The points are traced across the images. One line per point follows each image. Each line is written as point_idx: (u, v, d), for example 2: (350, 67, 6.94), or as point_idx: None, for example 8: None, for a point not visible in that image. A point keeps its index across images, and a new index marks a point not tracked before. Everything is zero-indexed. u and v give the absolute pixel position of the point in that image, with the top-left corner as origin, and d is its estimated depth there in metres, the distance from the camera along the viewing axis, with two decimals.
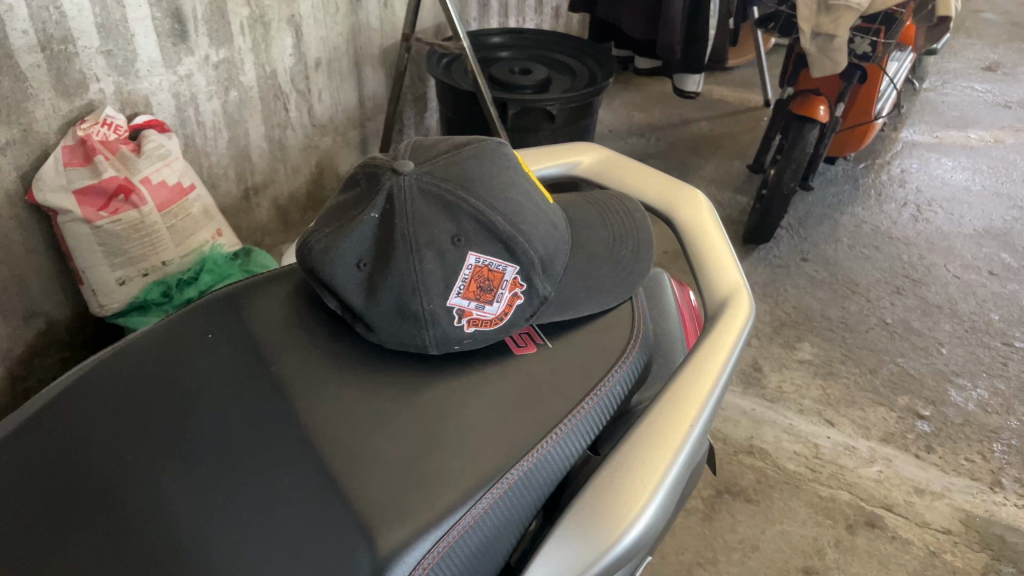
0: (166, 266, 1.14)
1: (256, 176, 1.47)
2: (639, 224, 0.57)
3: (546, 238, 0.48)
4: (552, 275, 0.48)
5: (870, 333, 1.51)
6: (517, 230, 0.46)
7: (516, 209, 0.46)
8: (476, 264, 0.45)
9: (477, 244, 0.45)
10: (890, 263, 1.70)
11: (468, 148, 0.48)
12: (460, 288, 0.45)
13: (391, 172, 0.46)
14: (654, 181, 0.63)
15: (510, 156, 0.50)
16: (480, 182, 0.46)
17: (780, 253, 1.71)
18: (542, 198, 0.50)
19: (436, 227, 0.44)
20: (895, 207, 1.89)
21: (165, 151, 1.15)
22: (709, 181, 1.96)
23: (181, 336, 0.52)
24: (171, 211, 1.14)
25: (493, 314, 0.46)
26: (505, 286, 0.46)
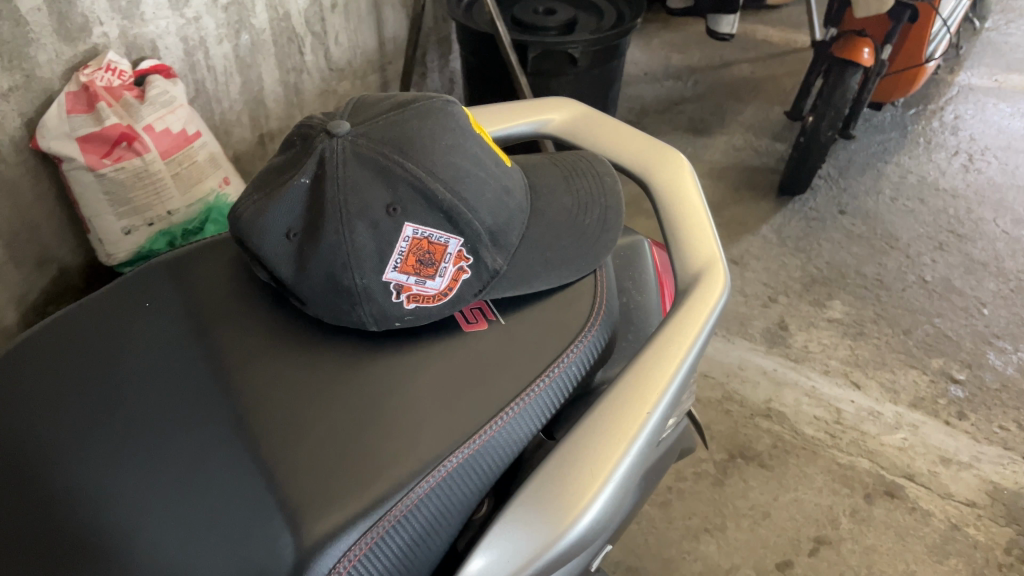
0: (171, 216, 1.12)
1: (272, 122, 1.44)
2: (614, 188, 0.52)
3: (496, 206, 0.44)
4: (504, 247, 0.45)
5: (907, 292, 1.44)
6: (459, 199, 0.42)
7: (461, 176, 0.43)
8: (413, 236, 0.42)
9: (415, 214, 0.41)
10: (935, 217, 1.61)
11: (412, 106, 0.45)
12: (396, 262, 0.41)
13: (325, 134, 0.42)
14: (632, 139, 0.58)
15: (459, 117, 0.46)
16: (420, 145, 0.42)
17: (816, 205, 1.63)
18: (494, 162, 0.46)
19: (369, 195, 0.40)
20: (944, 156, 1.79)
21: (169, 98, 1.12)
22: (746, 127, 1.88)
23: (119, 303, 0.50)
24: (175, 158, 1.12)
25: (435, 290, 0.43)
26: (450, 258, 0.43)
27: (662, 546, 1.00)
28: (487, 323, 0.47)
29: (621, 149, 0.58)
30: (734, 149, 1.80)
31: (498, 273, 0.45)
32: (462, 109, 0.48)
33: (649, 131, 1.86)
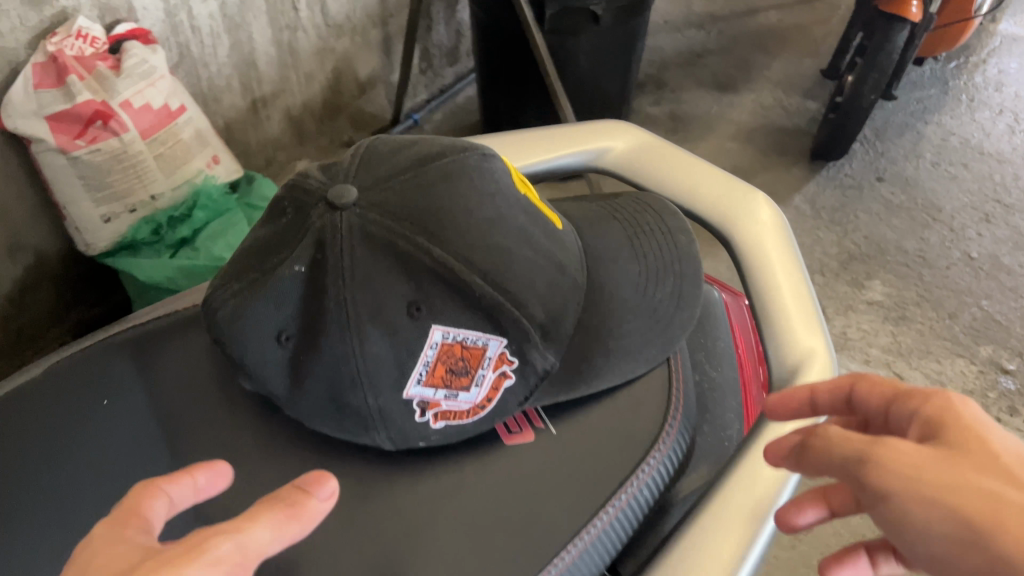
0: (155, 201, 1.01)
1: (264, 86, 1.32)
2: (663, 266, 0.52)
3: (547, 298, 0.43)
4: (554, 346, 0.44)
5: (952, 270, 1.34)
6: (497, 295, 0.41)
7: (504, 263, 0.42)
8: (443, 342, 0.40)
9: (443, 317, 0.40)
10: (979, 184, 1.50)
11: (458, 179, 0.43)
12: (422, 375, 0.40)
13: (352, 207, 0.40)
14: (714, 182, 0.61)
15: (504, 189, 0.45)
16: (453, 231, 0.41)
17: (852, 171, 1.52)
18: (545, 239, 0.45)
19: (389, 290, 0.39)
20: (989, 115, 1.67)
21: (148, 69, 0.99)
22: (775, 83, 1.75)
23: (75, 401, 0.51)
24: (157, 137, 1.00)
25: (468, 401, 0.42)
26: (488, 367, 0.42)
27: None
28: (531, 437, 0.50)
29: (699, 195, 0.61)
30: (763, 108, 1.68)
31: (548, 372, 0.44)
32: (508, 177, 0.47)
33: (670, 87, 1.73)
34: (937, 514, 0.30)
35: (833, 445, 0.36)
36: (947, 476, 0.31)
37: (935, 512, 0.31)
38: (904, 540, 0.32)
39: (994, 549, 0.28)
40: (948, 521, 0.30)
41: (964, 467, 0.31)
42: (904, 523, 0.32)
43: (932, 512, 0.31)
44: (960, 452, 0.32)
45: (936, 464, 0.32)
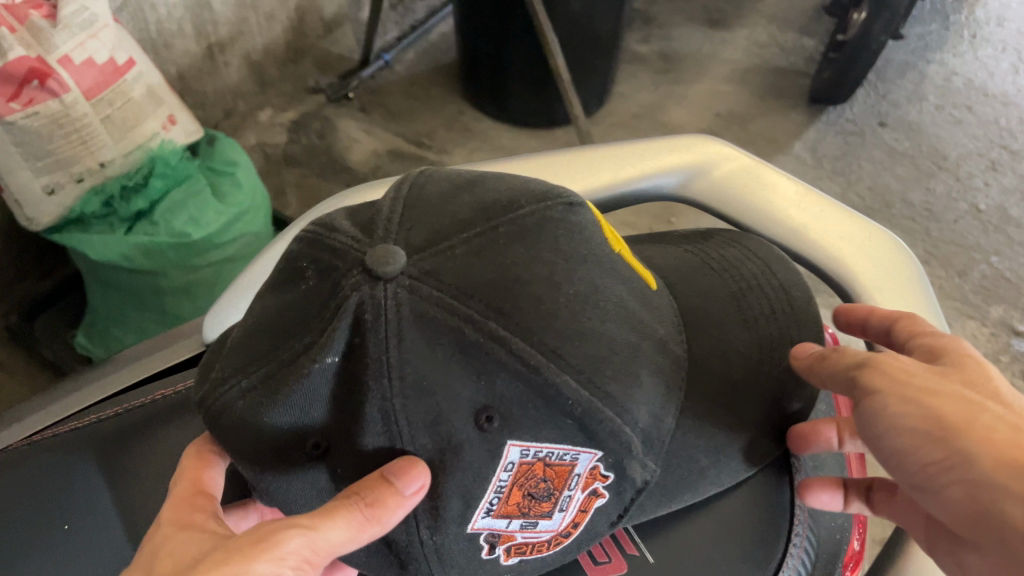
0: (104, 168, 0.89)
1: (220, 29, 1.19)
2: (780, 332, 0.48)
3: (647, 396, 0.39)
4: (655, 454, 0.40)
5: (960, 223, 1.28)
6: (591, 396, 0.36)
7: (599, 352, 0.37)
8: (520, 460, 0.37)
9: (518, 432, 0.36)
10: (984, 129, 1.43)
11: (540, 242, 0.38)
12: (493, 506, 0.38)
13: (398, 275, 0.35)
14: (832, 216, 0.61)
15: (596, 250, 0.40)
16: (536, 315, 0.36)
17: (853, 116, 1.44)
18: (641, 310, 0.41)
19: (455, 392, 0.35)
20: (991, 52, 1.59)
21: (89, 18, 0.85)
22: (769, 18, 1.64)
23: (34, 522, 0.52)
24: (104, 97, 0.87)
25: (544, 530, 0.40)
26: (571, 490, 0.39)
27: None
28: (624, 568, 0.49)
29: (806, 224, 0.60)
30: (756, 46, 1.58)
31: (644, 486, 0.41)
32: (602, 234, 0.43)
33: (658, 23, 1.63)
34: (913, 412, 0.37)
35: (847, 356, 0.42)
36: (936, 385, 0.38)
37: (914, 413, 0.37)
38: (869, 429, 0.39)
39: (962, 446, 0.35)
40: (916, 416, 0.37)
41: (951, 380, 0.38)
42: (881, 418, 0.38)
43: (911, 412, 0.37)
44: (955, 369, 0.39)
45: (929, 376, 0.38)
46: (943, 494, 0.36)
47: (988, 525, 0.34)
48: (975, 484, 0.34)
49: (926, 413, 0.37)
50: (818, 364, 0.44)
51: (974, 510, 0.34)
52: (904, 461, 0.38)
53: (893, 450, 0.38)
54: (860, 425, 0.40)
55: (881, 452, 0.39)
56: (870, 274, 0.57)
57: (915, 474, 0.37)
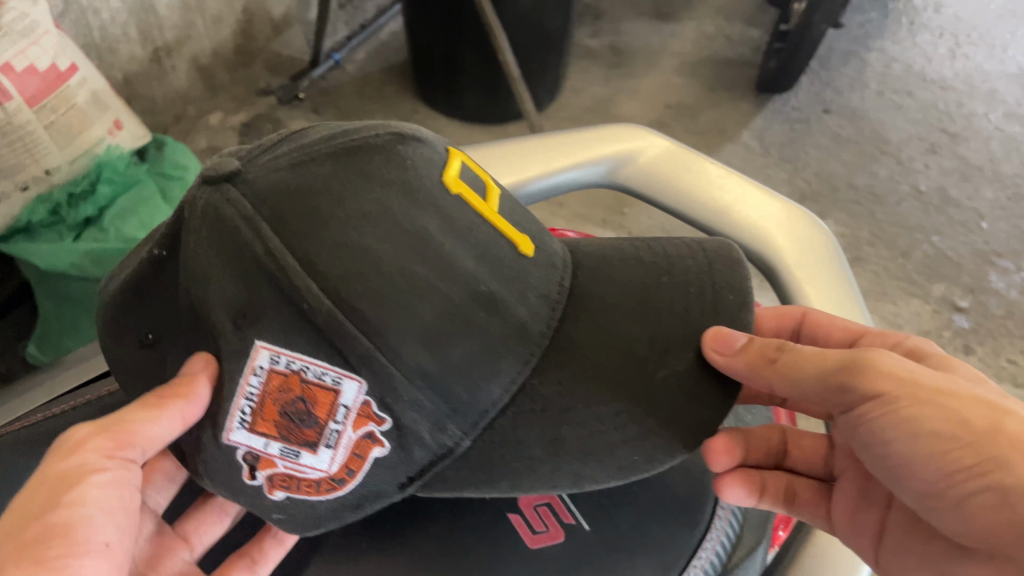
0: (50, 176, 0.89)
1: (166, 33, 1.18)
2: (687, 333, 0.47)
3: (428, 335, 0.39)
4: (455, 419, 0.41)
5: (903, 205, 1.32)
6: (338, 310, 0.38)
7: (363, 270, 0.38)
8: (269, 368, 0.39)
9: (265, 335, 0.38)
10: (924, 113, 1.47)
11: (351, 165, 0.41)
12: (246, 416, 0.40)
13: (222, 181, 0.40)
14: (749, 195, 0.64)
15: (416, 183, 0.42)
16: (304, 224, 0.39)
17: (799, 104, 1.47)
18: (450, 241, 0.41)
19: (221, 284, 0.38)
20: (929, 38, 1.64)
21: (30, 25, 0.84)
22: (715, 10, 1.67)
23: None
24: (48, 104, 0.86)
25: (307, 467, 0.41)
26: (341, 424, 0.40)
27: None
28: (561, 536, 0.52)
29: (728, 205, 0.64)
30: (705, 38, 1.60)
31: (447, 452, 0.42)
32: (441, 171, 0.44)
33: (609, 17, 1.64)
34: (934, 412, 0.44)
35: (806, 360, 0.49)
36: (951, 389, 0.45)
37: (941, 419, 0.44)
38: (881, 435, 0.46)
39: (993, 452, 0.42)
40: (941, 419, 0.44)
41: (960, 385, 0.46)
42: (904, 422, 0.45)
43: (934, 416, 0.44)
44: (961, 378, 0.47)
45: (933, 379, 0.46)
46: (965, 499, 0.43)
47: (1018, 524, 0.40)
48: (1007, 485, 0.41)
49: (955, 419, 0.44)
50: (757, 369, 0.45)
51: (1002, 514, 0.41)
52: (925, 466, 0.45)
53: (911, 452, 0.45)
54: (865, 425, 0.47)
55: (893, 453, 0.46)
56: (790, 255, 0.61)
57: (937, 478, 0.44)
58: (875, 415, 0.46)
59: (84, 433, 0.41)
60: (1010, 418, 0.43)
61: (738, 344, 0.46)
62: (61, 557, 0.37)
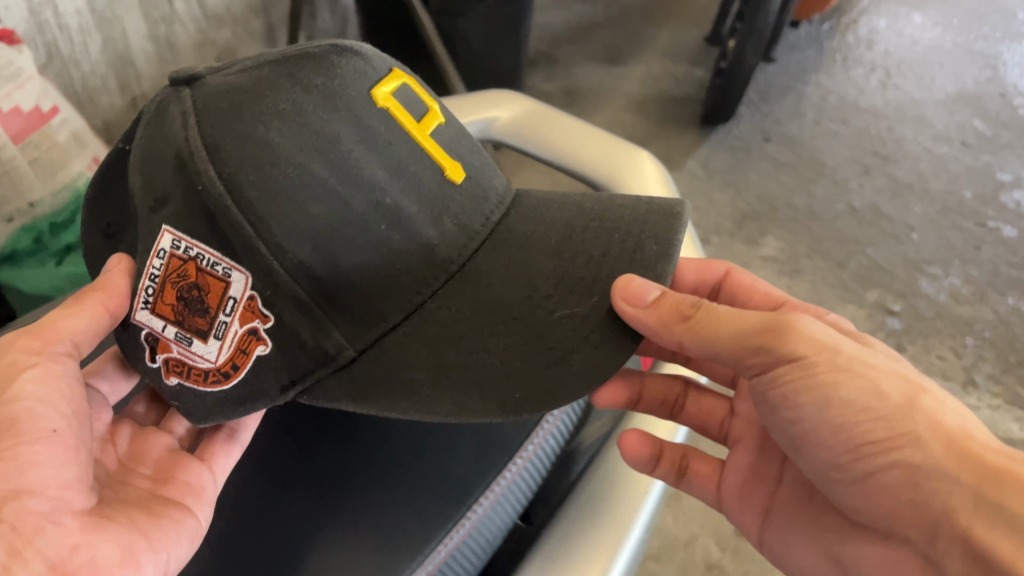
0: (33, 208, 0.96)
1: (144, 83, 1.27)
2: (597, 279, 0.55)
3: (312, 231, 0.49)
4: (335, 322, 0.51)
5: (839, 221, 1.41)
6: (229, 195, 0.48)
7: (259, 162, 0.49)
8: (168, 250, 0.51)
9: (171, 225, 0.50)
10: (858, 139, 1.58)
11: (278, 81, 0.51)
12: (150, 298, 0.52)
13: (183, 84, 0.54)
14: (597, 140, 0.84)
15: (338, 91, 0.52)
16: (216, 120, 0.50)
17: (740, 133, 1.58)
18: (365, 156, 0.52)
19: (159, 177, 0.51)
20: (862, 72, 1.75)
21: (16, 70, 0.93)
22: (663, 53, 1.78)
23: None
24: (30, 141, 0.95)
25: (196, 353, 0.52)
26: (228, 318, 0.50)
27: None
28: None
29: (581, 148, 0.83)
30: (652, 78, 1.72)
31: (333, 360, 0.51)
32: (374, 86, 0.54)
33: (563, 63, 1.75)
34: (858, 385, 0.50)
35: (720, 320, 0.55)
36: (874, 365, 0.52)
37: (861, 390, 0.50)
38: (795, 398, 0.52)
39: (906, 429, 0.48)
40: (860, 392, 0.50)
41: (876, 359, 0.52)
42: (830, 390, 0.51)
43: (853, 386, 0.51)
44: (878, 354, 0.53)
45: (853, 350, 0.52)
46: (873, 472, 0.50)
47: (914, 502, 0.48)
48: (909, 464, 0.48)
49: (874, 391, 0.50)
50: (665, 320, 0.52)
51: (906, 489, 0.48)
52: (841, 433, 0.51)
53: (823, 417, 0.51)
54: (781, 386, 0.53)
55: (808, 417, 0.52)
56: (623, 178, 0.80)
57: (849, 448, 0.50)
58: (791, 377, 0.52)
59: (19, 344, 0.53)
60: (923, 396, 0.50)
61: (651, 298, 0.53)
62: (9, 447, 0.48)
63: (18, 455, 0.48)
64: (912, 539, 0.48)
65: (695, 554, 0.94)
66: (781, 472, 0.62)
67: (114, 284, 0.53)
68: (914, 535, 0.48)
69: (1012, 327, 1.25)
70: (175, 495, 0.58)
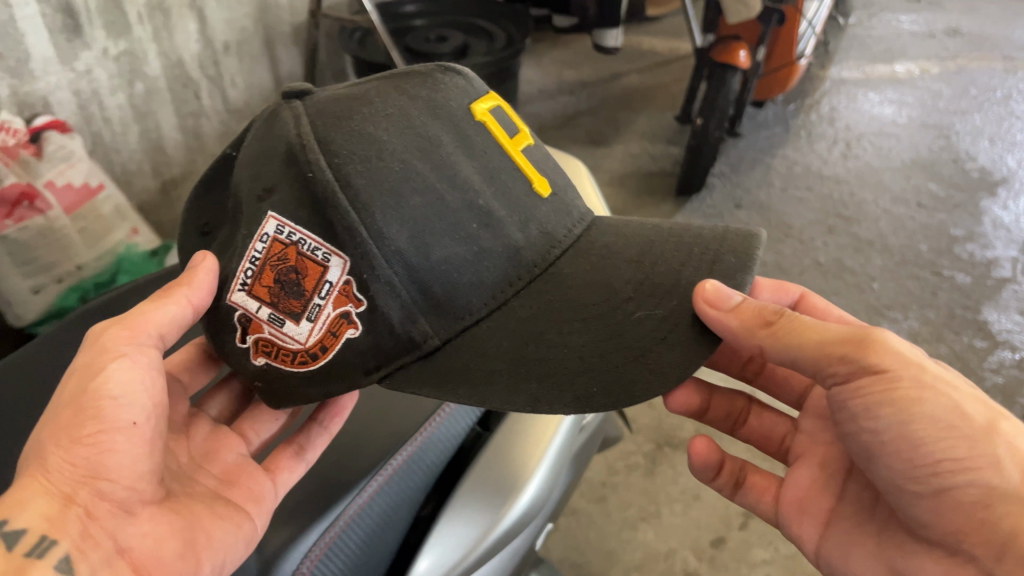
0: (81, 270, 1.10)
1: (174, 169, 1.43)
2: (680, 283, 0.58)
3: (405, 221, 0.53)
4: (424, 314, 0.54)
5: (805, 274, 1.53)
6: (335, 179, 0.53)
7: (371, 157, 0.54)
8: (271, 236, 0.55)
9: (277, 209, 0.54)
10: (822, 203, 1.72)
11: (392, 99, 0.58)
12: (247, 280, 0.56)
13: (293, 98, 0.60)
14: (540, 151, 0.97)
15: (440, 102, 0.59)
16: (327, 121, 0.56)
17: (713, 202, 1.72)
18: (463, 167, 0.57)
19: (267, 172, 0.56)
20: (825, 145, 1.92)
21: (68, 152, 1.09)
22: (641, 135, 1.96)
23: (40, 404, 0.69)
24: (79, 213, 1.10)
25: (286, 333, 0.56)
26: (323, 300, 0.54)
27: (603, 539, 1.06)
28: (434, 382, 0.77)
29: None
30: (631, 157, 1.88)
31: (420, 345, 0.54)
32: (472, 103, 0.61)
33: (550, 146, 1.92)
34: (938, 399, 0.53)
35: (801, 329, 0.57)
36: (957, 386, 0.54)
37: (947, 408, 0.52)
38: (871, 412, 0.54)
39: (986, 451, 0.51)
40: (942, 406, 0.52)
41: (957, 381, 0.54)
42: (916, 405, 0.53)
43: (938, 403, 0.53)
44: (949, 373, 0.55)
45: (935, 369, 0.54)
46: (949, 489, 0.52)
47: (983, 518, 0.50)
48: (991, 486, 0.50)
49: (958, 411, 0.52)
50: (745, 322, 0.54)
51: (981, 506, 0.50)
52: (922, 448, 0.52)
53: (902, 426, 0.53)
54: (858, 387, 0.55)
55: (886, 429, 0.54)
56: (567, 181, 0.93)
57: (927, 464, 0.52)
58: (876, 389, 0.54)
59: (111, 333, 0.56)
60: (1004, 421, 0.52)
61: (732, 303, 0.55)
62: (93, 434, 0.52)
63: (100, 443, 0.52)
64: (980, 558, 0.50)
65: (674, 564, 1.03)
66: (842, 487, 0.64)
67: (199, 280, 0.58)
68: (983, 553, 0.50)
69: (967, 361, 1.35)
70: (239, 497, 0.62)
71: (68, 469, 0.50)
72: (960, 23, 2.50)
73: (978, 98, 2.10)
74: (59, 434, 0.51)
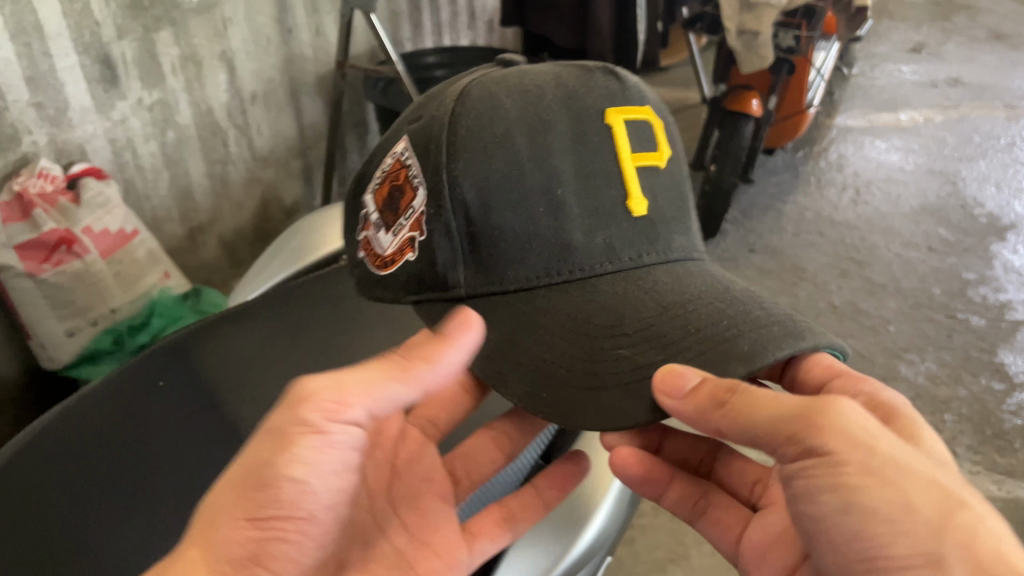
0: (114, 313, 1.12)
1: (201, 215, 1.46)
2: (686, 334, 0.54)
3: (474, 179, 0.59)
4: (468, 268, 0.60)
5: (820, 317, 1.55)
6: (446, 131, 0.61)
7: (487, 117, 0.60)
8: (398, 154, 0.67)
9: (408, 136, 0.66)
10: (834, 247, 1.75)
11: (528, 88, 0.63)
12: (377, 184, 0.69)
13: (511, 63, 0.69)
14: None
15: (580, 103, 0.62)
16: (481, 84, 0.64)
17: (726, 246, 1.75)
18: (559, 160, 0.60)
19: (431, 106, 0.66)
20: (834, 191, 1.95)
21: (105, 199, 1.11)
22: None
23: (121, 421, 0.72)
24: (114, 257, 1.12)
25: (379, 237, 0.67)
26: (407, 222, 0.63)
27: None
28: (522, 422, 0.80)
29: None
30: None
31: (450, 286, 0.61)
32: (609, 108, 0.63)
33: None
34: (888, 492, 0.45)
35: (756, 403, 0.49)
36: (916, 472, 0.45)
37: (888, 501, 0.45)
38: (813, 499, 0.48)
39: (932, 552, 0.43)
40: (892, 502, 0.45)
41: (921, 465, 0.46)
42: (862, 499, 0.45)
43: (884, 499, 0.45)
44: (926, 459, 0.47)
45: (893, 449, 0.46)
46: None
47: None
48: None
49: (903, 506, 0.44)
50: (705, 407, 0.48)
51: None
52: (863, 543, 0.46)
53: (843, 520, 0.46)
54: (801, 474, 0.48)
55: (828, 517, 0.47)
56: None
57: (866, 558, 0.46)
58: (817, 475, 0.47)
59: (320, 398, 0.49)
60: (961, 512, 0.44)
61: (688, 388, 0.49)
62: (270, 519, 0.48)
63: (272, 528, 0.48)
64: None
65: None
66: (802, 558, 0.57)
67: (446, 356, 0.52)
68: None
69: (986, 404, 1.36)
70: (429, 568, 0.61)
71: (233, 550, 0.47)
72: (961, 73, 2.56)
73: (982, 146, 2.14)
74: (239, 504, 0.48)
